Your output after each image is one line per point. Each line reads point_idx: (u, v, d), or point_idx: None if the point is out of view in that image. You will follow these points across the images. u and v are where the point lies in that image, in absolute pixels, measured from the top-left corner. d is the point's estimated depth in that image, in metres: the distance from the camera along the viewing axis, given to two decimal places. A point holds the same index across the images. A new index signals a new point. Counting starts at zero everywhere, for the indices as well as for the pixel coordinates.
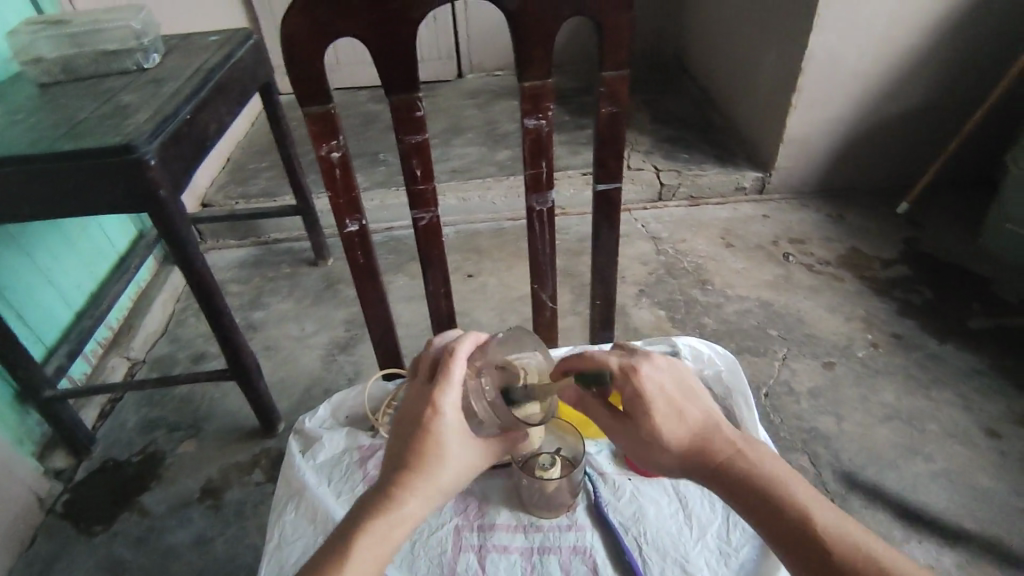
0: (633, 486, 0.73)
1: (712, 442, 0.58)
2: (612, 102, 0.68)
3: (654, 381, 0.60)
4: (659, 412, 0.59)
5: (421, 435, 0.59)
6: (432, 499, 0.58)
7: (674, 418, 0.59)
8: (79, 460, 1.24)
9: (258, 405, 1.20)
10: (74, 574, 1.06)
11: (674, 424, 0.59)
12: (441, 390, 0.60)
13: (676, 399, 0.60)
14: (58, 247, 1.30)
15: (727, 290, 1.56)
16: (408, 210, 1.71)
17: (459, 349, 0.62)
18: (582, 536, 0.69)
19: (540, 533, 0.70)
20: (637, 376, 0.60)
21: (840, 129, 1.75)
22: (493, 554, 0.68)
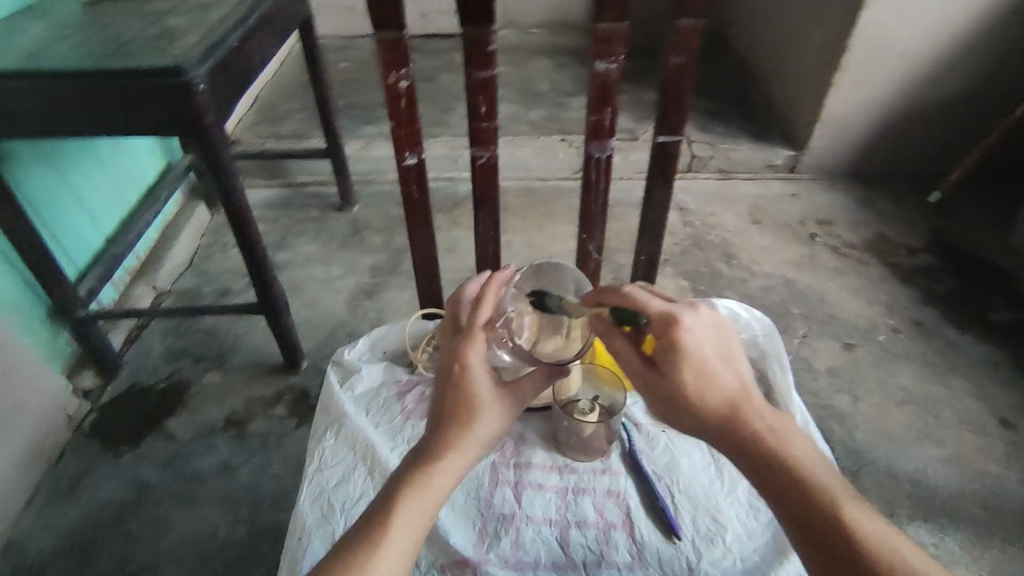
0: (666, 438, 0.75)
1: (745, 418, 0.56)
2: (682, 52, 0.66)
3: (693, 333, 0.58)
4: (694, 367, 0.58)
5: (456, 391, 0.61)
6: (474, 454, 0.60)
7: (709, 377, 0.58)
8: (106, 382, 1.26)
9: (283, 341, 1.21)
10: (102, 490, 1.11)
11: (708, 385, 0.58)
12: (469, 344, 0.63)
13: (715, 358, 0.58)
14: (91, 169, 1.31)
15: (752, 266, 1.55)
16: (437, 163, 1.70)
17: (483, 301, 0.65)
18: (615, 481, 0.72)
19: (574, 475, 0.72)
20: (680, 326, 0.58)
21: (880, 113, 1.70)
22: (528, 491, 0.71)
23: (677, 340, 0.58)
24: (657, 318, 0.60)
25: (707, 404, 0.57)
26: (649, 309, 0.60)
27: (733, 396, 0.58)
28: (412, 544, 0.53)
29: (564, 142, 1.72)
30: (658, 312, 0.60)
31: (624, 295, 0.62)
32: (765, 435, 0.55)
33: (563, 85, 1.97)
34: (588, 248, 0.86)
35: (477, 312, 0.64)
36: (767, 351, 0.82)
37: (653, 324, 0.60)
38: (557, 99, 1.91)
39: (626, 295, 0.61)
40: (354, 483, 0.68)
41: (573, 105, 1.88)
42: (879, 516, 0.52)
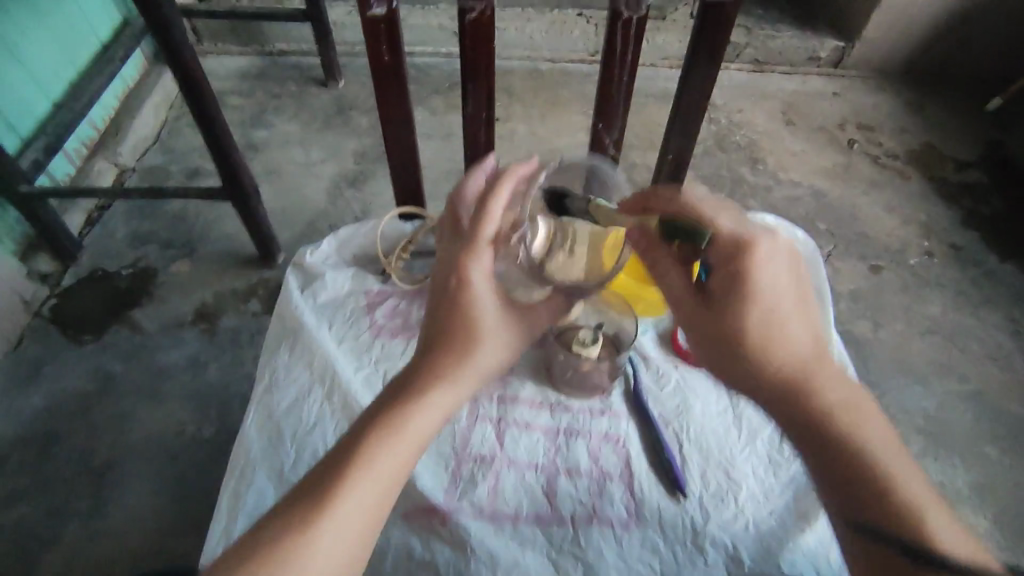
0: (678, 376, 0.71)
1: (813, 377, 0.50)
2: None
3: (766, 267, 0.51)
4: (762, 304, 0.51)
5: (456, 307, 0.55)
6: (470, 383, 0.53)
7: (779, 317, 0.51)
8: (65, 266, 1.16)
9: (253, 228, 1.08)
10: (63, 379, 1.04)
11: (773, 329, 0.50)
12: (472, 251, 0.56)
13: (787, 299, 0.51)
14: (26, 19, 1.11)
15: (780, 174, 1.39)
16: (432, 34, 1.48)
17: (493, 197, 0.56)
18: (615, 423, 0.68)
19: (568, 414, 0.68)
20: (753, 254, 0.51)
21: (949, 0, 1.45)
22: (514, 429, 0.67)
23: (747, 270, 0.51)
24: (728, 240, 0.52)
25: (767, 350, 0.50)
26: (722, 229, 0.53)
27: (798, 351, 0.50)
28: (397, 478, 0.47)
29: (581, 16, 1.49)
30: (731, 234, 0.52)
31: (686, 204, 0.55)
32: (829, 398, 0.49)
33: None
34: (606, 141, 0.80)
35: (483, 214, 0.56)
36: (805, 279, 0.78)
37: (717, 246, 0.53)
38: None
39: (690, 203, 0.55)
40: (311, 407, 0.65)
41: None
42: (939, 498, 0.47)
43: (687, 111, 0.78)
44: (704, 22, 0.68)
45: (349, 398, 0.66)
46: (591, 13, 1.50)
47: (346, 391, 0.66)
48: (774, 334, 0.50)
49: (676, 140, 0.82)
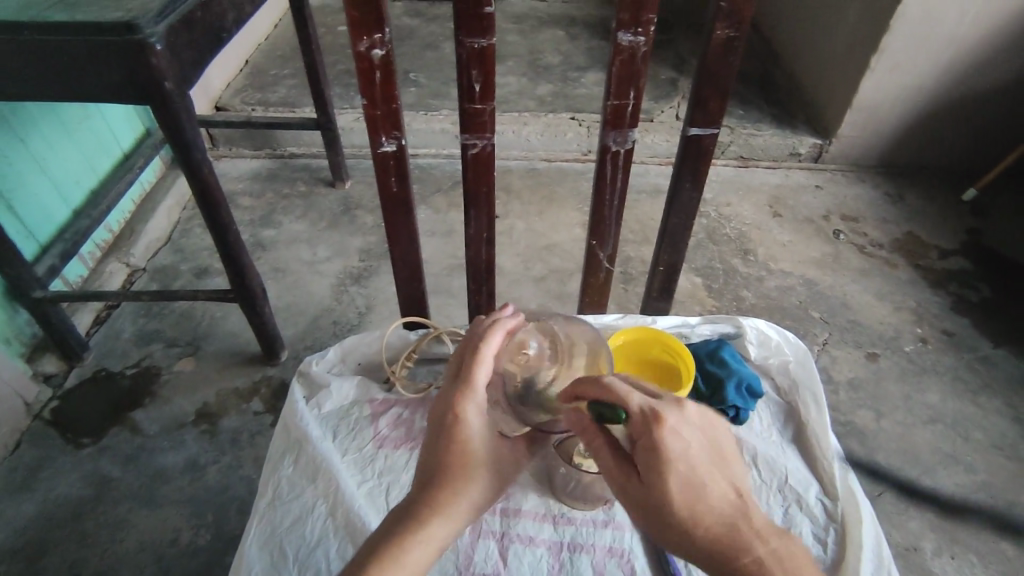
0: None
1: (742, 539, 0.49)
2: (732, 23, 0.64)
3: (672, 441, 0.50)
4: (678, 476, 0.50)
5: (449, 442, 0.57)
6: (464, 517, 0.55)
7: (692, 491, 0.50)
8: (70, 366, 1.17)
9: (261, 332, 1.12)
10: (58, 485, 1.02)
11: (692, 500, 0.50)
12: (469, 392, 0.58)
13: (699, 462, 0.50)
14: (57, 135, 1.19)
15: (771, 263, 1.44)
16: (436, 137, 1.57)
17: (482, 346, 0.60)
18: (619, 536, 0.67)
19: (572, 527, 0.68)
20: (658, 427, 0.50)
21: (916, 101, 1.56)
22: (518, 545, 0.67)
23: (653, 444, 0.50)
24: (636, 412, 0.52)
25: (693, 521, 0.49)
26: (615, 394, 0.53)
27: (720, 518, 0.49)
28: None
29: (574, 120, 1.59)
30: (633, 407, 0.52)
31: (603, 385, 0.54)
32: (750, 555, 0.48)
33: (574, 59, 1.82)
34: (600, 256, 0.85)
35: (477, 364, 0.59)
36: (800, 380, 0.82)
37: (635, 424, 0.52)
38: (567, 73, 1.77)
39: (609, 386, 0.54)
40: (314, 522, 0.67)
41: (584, 79, 1.74)
42: None
43: (678, 221, 0.83)
44: (687, 150, 0.75)
45: (352, 513, 0.68)
46: (583, 117, 1.60)
47: (349, 509, 0.68)
48: (700, 508, 0.49)
49: (668, 252, 0.88)
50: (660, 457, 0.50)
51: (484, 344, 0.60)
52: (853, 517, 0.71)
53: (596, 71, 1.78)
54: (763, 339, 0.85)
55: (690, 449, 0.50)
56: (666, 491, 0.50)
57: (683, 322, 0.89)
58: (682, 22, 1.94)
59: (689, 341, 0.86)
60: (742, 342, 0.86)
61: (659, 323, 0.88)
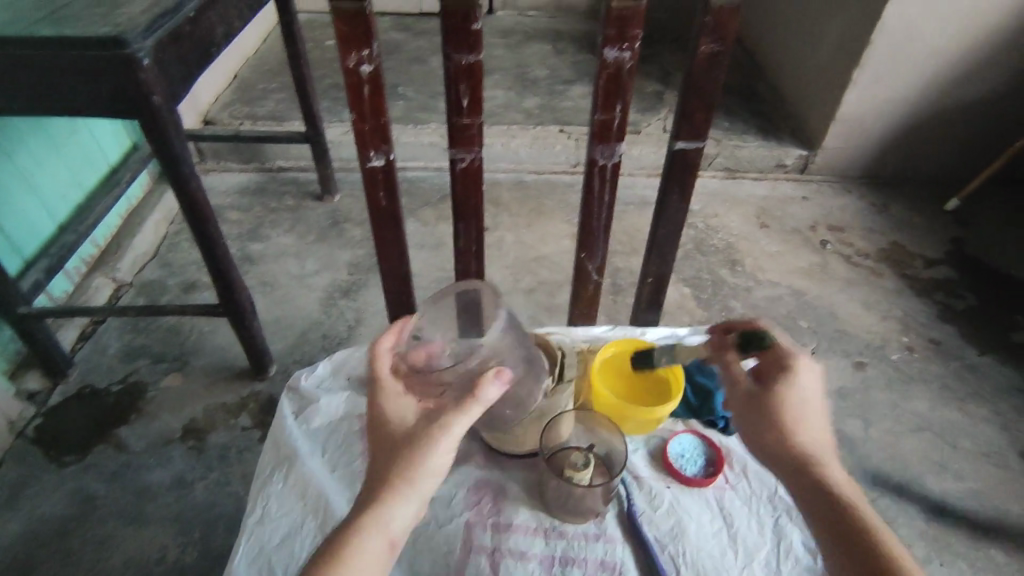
0: (671, 496, 0.71)
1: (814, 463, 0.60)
2: (716, 39, 0.65)
3: (806, 379, 0.63)
4: (795, 405, 0.63)
5: (380, 440, 0.59)
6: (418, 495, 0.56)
7: (801, 420, 0.62)
8: (54, 383, 1.15)
9: (248, 346, 1.11)
10: (41, 505, 1.00)
11: (796, 423, 0.62)
12: (378, 388, 0.61)
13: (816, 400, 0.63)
14: (43, 150, 1.18)
15: (759, 274, 1.45)
16: (424, 150, 1.58)
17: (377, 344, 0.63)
18: (611, 549, 0.67)
19: (563, 541, 0.67)
20: (795, 371, 0.63)
21: (898, 113, 1.59)
22: (509, 559, 0.66)
23: (790, 382, 0.63)
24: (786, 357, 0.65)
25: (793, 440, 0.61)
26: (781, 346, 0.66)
27: (816, 440, 0.61)
28: None
29: (562, 133, 1.61)
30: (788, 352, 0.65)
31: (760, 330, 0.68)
32: (830, 472, 0.59)
33: (562, 73, 1.84)
34: (589, 268, 0.85)
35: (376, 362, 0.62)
36: None
37: (772, 357, 0.65)
38: (555, 86, 1.78)
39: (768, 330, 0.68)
40: (303, 540, 0.67)
41: (571, 93, 1.76)
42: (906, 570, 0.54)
43: (666, 233, 0.84)
44: (673, 163, 0.76)
45: None
46: (570, 130, 1.61)
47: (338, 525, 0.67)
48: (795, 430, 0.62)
49: (656, 263, 0.88)
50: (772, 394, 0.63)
51: (378, 343, 0.63)
52: None
53: (584, 85, 1.80)
54: None
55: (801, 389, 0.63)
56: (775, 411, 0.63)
57: (673, 333, 0.88)
58: (668, 37, 1.97)
59: None
60: None
61: (648, 334, 0.88)
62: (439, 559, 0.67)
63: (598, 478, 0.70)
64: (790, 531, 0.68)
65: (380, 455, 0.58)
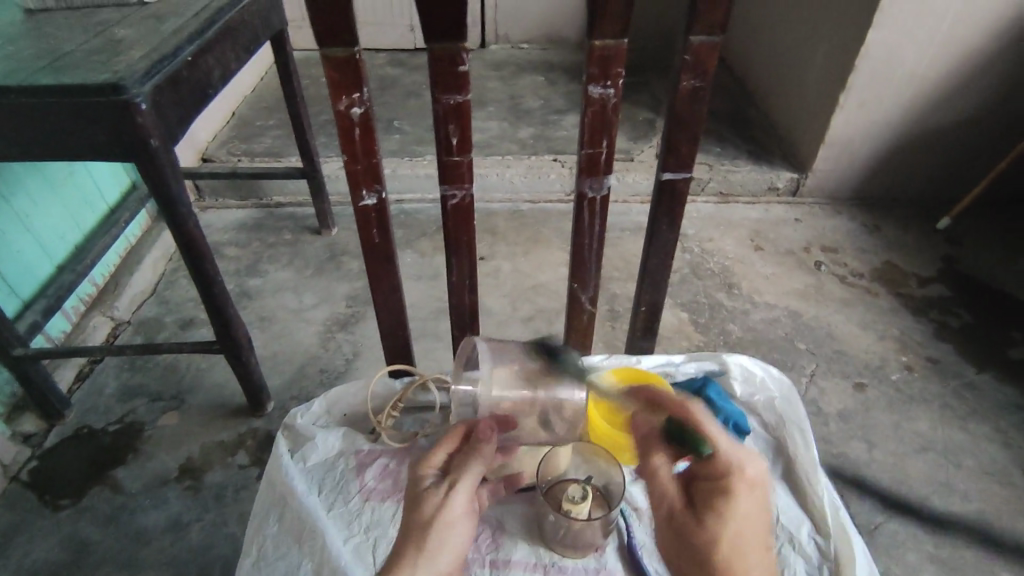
0: None
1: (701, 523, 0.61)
2: (696, 74, 0.66)
3: (745, 486, 0.60)
4: (736, 519, 0.60)
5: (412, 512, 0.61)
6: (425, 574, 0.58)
7: (741, 535, 0.59)
8: (50, 425, 1.14)
9: (245, 382, 1.10)
10: (35, 551, 0.98)
11: (732, 536, 0.59)
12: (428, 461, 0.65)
13: (753, 504, 0.61)
14: (41, 192, 1.20)
15: (755, 296, 1.46)
16: (420, 183, 1.60)
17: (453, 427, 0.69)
18: None
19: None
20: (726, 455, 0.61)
21: (885, 136, 1.61)
22: None
23: (733, 495, 0.60)
24: (726, 458, 0.61)
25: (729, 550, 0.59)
26: (717, 444, 0.61)
27: (743, 526, 0.60)
28: None
29: (556, 162, 1.63)
30: (722, 450, 0.61)
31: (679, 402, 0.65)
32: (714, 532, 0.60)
33: (554, 103, 1.88)
34: (582, 299, 0.85)
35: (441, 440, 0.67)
36: (785, 415, 0.84)
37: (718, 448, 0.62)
38: (548, 117, 1.81)
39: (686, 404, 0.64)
40: None
41: (564, 122, 1.79)
42: None
43: (656, 263, 0.85)
44: (661, 195, 0.77)
45: (339, 573, 0.67)
46: (564, 159, 1.64)
47: (336, 566, 0.68)
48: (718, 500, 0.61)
49: (648, 291, 0.88)
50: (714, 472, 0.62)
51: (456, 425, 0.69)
52: (845, 552, 0.72)
53: (575, 115, 1.83)
54: (748, 375, 0.86)
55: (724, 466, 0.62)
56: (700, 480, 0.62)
57: (668, 360, 0.89)
58: (657, 66, 2.01)
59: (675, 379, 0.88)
60: (727, 379, 0.87)
61: (644, 362, 0.89)
62: None
63: (596, 511, 0.71)
64: (793, 560, 0.72)
65: (407, 522, 0.61)
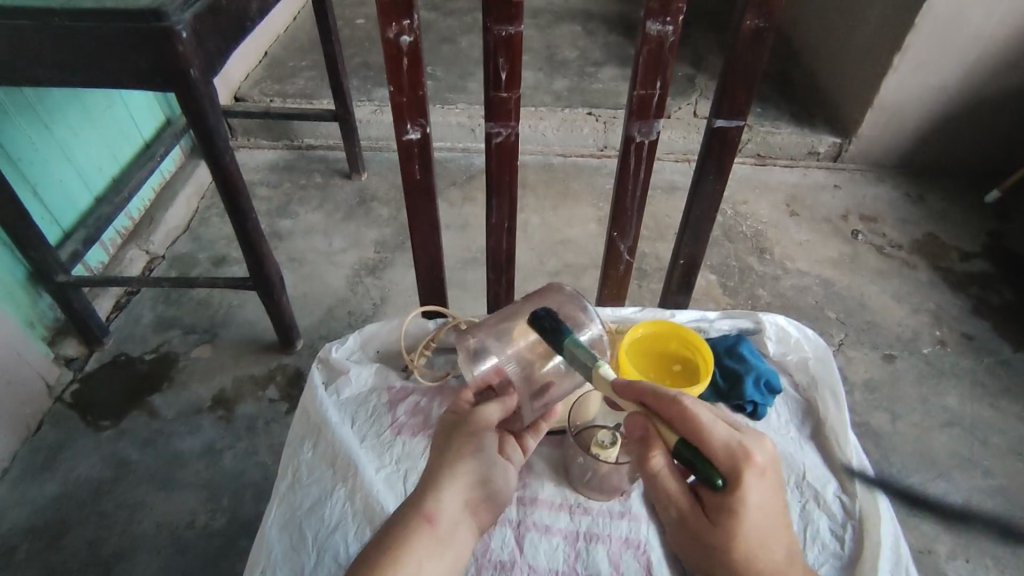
0: None
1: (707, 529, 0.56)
2: (761, 15, 0.63)
3: (756, 489, 0.52)
4: (751, 529, 0.53)
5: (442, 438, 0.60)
6: (467, 478, 0.57)
7: (763, 537, 0.54)
8: (91, 350, 1.19)
9: (277, 319, 1.12)
10: (78, 467, 1.03)
11: (752, 548, 0.54)
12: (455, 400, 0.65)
13: (767, 510, 0.53)
14: (79, 121, 1.20)
15: (788, 262, 1.43)
16: (452, 131, 1.57)
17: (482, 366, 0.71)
18: (635, 528, 0.71)
19: (588, 517, 0.72)
20: (742, 472, 0.52)
21: (939, 101, 1.54)
22: (534, 533, 0.70)
23: (739, 515, 0.53)
24: (731, 471, 0.52)
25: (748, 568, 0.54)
26: (715, 454, 0.53)
27: (759, 523, 0.53)
28: None
29: (591, 116, 1.58)
30: (725, 466, 0.52)
31: (673, 414, 0.55)
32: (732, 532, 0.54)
33: (592, 55, 1.82)
34: (620, 250, 0.85)
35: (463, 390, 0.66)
36: (819, 376, 0.84)
37: (719, 461, 0.53)
38: (584, 68, 1.76)
39: (685, 413, 0.54)
40: (332, 505, 0.70)
41: (602, 75, 1.74)
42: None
43: (698, 216, 0.83)
44: (710, 143, 0.75)
45: (370, 498, 0.70)
46: (599, 113, 1.59)
47: (367, 491, 0.70)
48: (740, 515, 0.53)
49: (688, 245, 0.87)
50: (729, 482, 0.52)
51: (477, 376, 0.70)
52: (871, 513, 0.72)
53: (613, 67, 1.77)
54: (783, 334, 0.87)
55: (758, 484, 0.52)
56: (727, 496, 0.53)
57: (703, 316, 0.90)
58: (702, 18, 1.92)
59: (708, 335, 0.88)
60: (761, 337, 0.87)
61: (679, 316, 0.89)
62: None
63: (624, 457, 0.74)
64: (817, 517, 0.73)
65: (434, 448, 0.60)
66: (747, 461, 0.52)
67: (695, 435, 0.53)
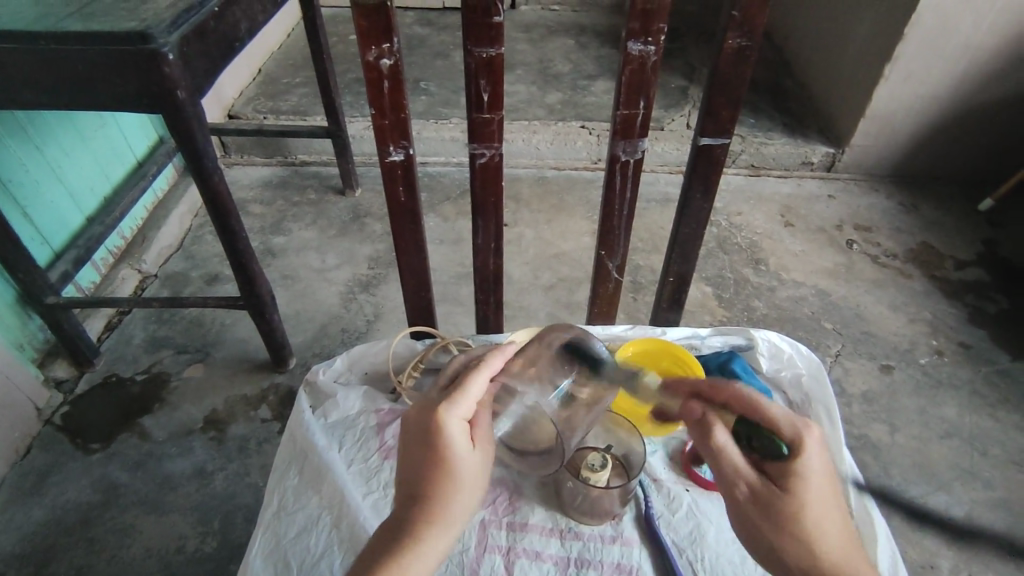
0: (690, 499, 0.74)
1: (772, 500, 0.53)
2: (744, 32, 0.63)
3: (819, 455, 0.53)
4: (815, 498, 0.52)
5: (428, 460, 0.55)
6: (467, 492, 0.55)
7: (825, 506, 0.52)
8: (81, 371, 1.18)
9: (269, 338, 1.12)
10: (67, 491, 1.02)
11: (815, 524, 0.52)
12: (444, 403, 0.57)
13: (828, 483, 0.53)
14: (69, 142, 1.20)
15: (782, 273, 1.42)
16: (445, 146, 1.57)
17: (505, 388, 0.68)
18: (627, 552, 0.70)
19: (579, 542, 0.71)
20: (804, 437, 0.54)
21: (930, 110, 1.54)
22: (524, 559, 0.69)
23: (803, 479, 0.52)
24: (795, 436, 0.54)
25: (815, 551, 0.51)
26: (776, 422, 0.55)
27: (823, 492, 0.53)
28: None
29: (584, 129, 1.58)
30: (788, 433, 0.54)
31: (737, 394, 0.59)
32: (803, 500, 0.52)
33: (584, 68, 1.82)
34: (609, 269, 0.85)
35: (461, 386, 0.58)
36: (813, 394, 0.83)
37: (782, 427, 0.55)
38: (577, 82, 1.77)
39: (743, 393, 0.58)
40: (318, 533, 0.68)
41: (594, 88, 1.74)
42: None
43: (688, 232, 0.83)
44: (697, 159, 0.74)
45: (356, 525, 0.69)
46: (592, 126, 1.59)
47: (355, 517, 0.69)
48: (807, 479, 0.52)
49: (678, 262, 0.87)
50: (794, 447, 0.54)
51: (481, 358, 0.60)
52: (868, 536, 0.70)
53: (606, 81, 1.78)
54: (775, 351, 0.86)
55: (819, 456, 0.54)
56: (794, 460, 0.53)
57: (694, 333, 0.90)
58: (693, 31, 1.94)
59: (699, 352, 0.88)
60: (753, 354, 0.87)
61: (669, 333, 0.89)
62: (457, 558, 0.69)
63: (615, 480, 0.75)
64: None
65: (419, 451, 0.56)
66: (805, 429, 0.54)
67: (752, 407, 0.57)
